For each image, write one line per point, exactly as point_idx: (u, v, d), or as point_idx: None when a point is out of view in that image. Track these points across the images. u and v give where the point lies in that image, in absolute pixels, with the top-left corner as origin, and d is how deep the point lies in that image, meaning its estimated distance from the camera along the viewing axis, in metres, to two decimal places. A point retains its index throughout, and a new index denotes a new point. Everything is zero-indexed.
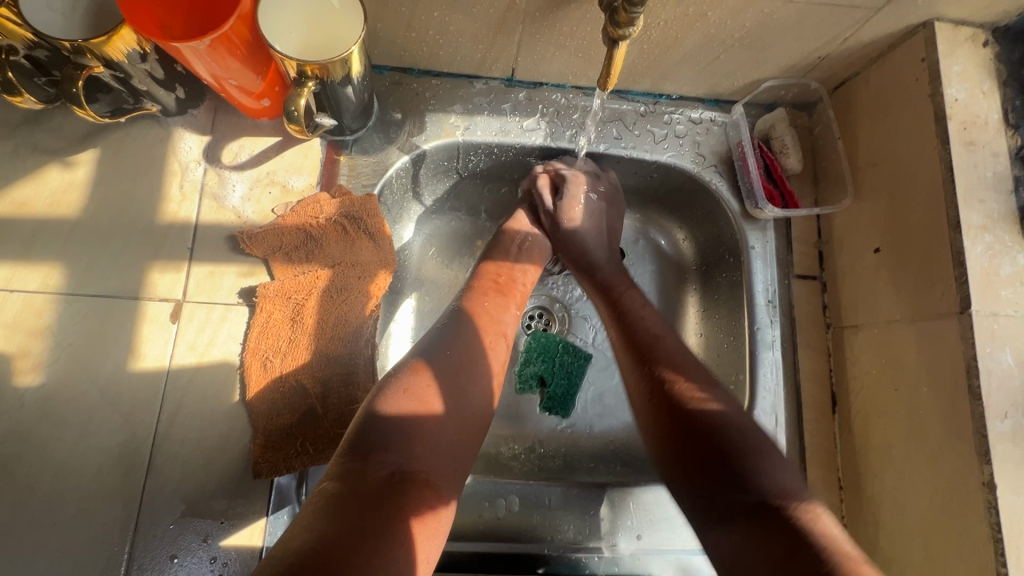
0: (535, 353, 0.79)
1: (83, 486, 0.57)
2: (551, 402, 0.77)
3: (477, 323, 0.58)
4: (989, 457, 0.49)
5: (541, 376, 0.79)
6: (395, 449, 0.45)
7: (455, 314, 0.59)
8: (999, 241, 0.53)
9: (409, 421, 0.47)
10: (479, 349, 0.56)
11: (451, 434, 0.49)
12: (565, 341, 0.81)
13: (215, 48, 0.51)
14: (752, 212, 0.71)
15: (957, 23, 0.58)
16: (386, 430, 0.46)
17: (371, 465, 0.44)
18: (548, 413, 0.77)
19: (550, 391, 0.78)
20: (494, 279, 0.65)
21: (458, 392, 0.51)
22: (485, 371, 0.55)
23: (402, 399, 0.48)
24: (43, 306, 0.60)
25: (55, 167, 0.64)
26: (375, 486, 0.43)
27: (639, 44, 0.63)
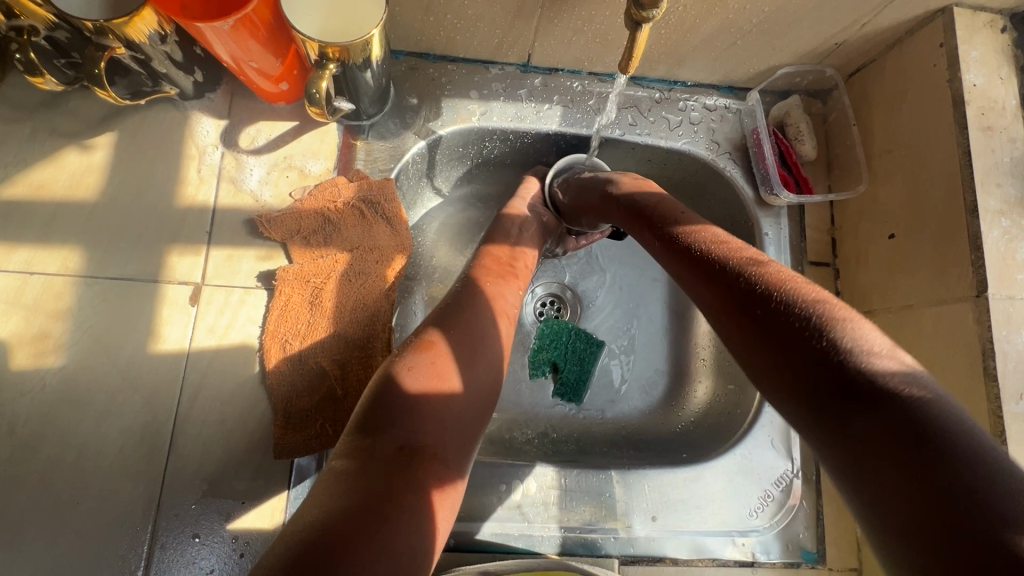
0: (548, 339, 0.80)
1: (106, 466, 0.57)
2: (564, 388, 0.78)
3: (486, 301, 0.57)
4: (1003, 437, 0.50)
5: (554, 362, 0.79)
6: (405, 423, 0.44)
7: (462, 290, 0.58)
8: (1015, 226, 0.54)
9: (419, 397, 0.46)
10: (489, 326, 0.55)
11: (461, 410, 0.48)
12: (577, 327, 0.81)
13: (237, 29, 0.51)
14: (766, 199, 0.71)
15: (975, 9, 0.58)
16: (394, 405, 0.45)
17: (380, 438, 0.43)
18: (560, 399, 0.78)
19: (563, 377, 0.78)
20: (494, 258, 0.64)
21: (469, 368, 0.51)
22: (495, 348, 0.54)
23: (412, 374, 0.48)
24: (63, 289, 0.60)
25: (73, 150, 0.64)
26: (385, 458, 0.42)
27: (658, 29, 0.63)
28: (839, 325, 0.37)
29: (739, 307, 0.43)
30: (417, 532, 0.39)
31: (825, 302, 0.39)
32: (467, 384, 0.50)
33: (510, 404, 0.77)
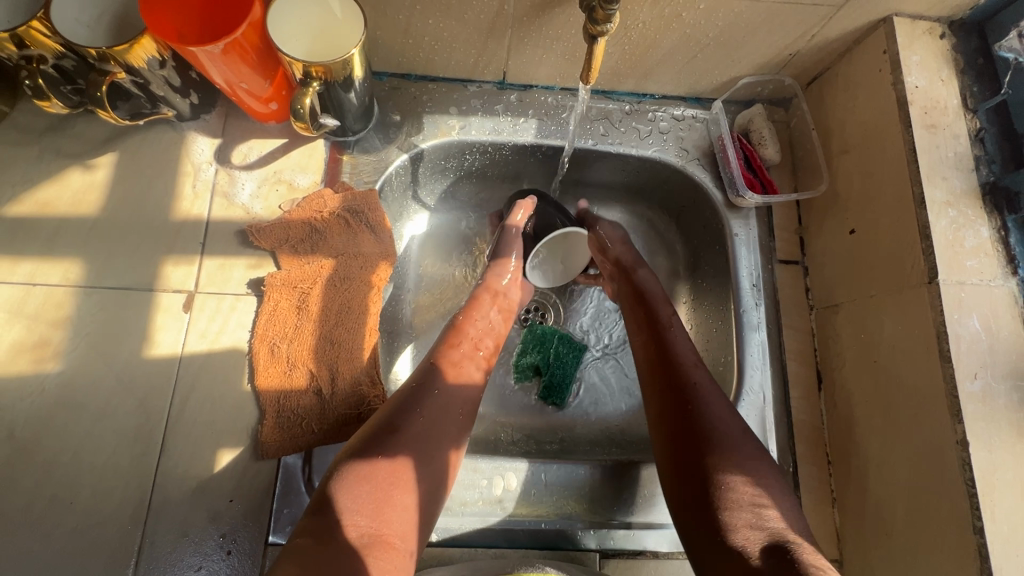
0: (531, 343, 0.82)
1: (99, 467, 0.59)
2: (549, 390, 0.79)
3: (449, 376, 0.62)
4: (960, 417, 0.51)
5: (537, 366, 0.81)
6: (368, 513, 0.49)
7: (432, 368, 0.62)
8: (962, 215, 0.57)
9: (387, 479, 0.51)
10: (453, 403, 0.60)
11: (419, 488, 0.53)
12: (561, 332, 0.83)
13: (228, 53, 0.56)
14: (734, 201, 0.74)
15: (914, 18, 0.62)
16: (358, 493, 0.50)
17: (339, 526, 0.48)
18: (545, 401, 0.79)
19: (547, 379, 0.80)
20: (478, 330, 0.69)
21: (428, 450, 0.55)
22: (455, 430, 0.58)
23: (381, 458, 0.52)
24: (63, 298, 0.64)
25: (76, 169, 0.68)
26: (346, 541, 0.47)
27: (621, 45, 0.67)
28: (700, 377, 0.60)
29: (660, 372, 0.61)
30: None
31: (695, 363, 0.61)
32: (430, 465, 0.54)
33: (494, 406, 0.79)
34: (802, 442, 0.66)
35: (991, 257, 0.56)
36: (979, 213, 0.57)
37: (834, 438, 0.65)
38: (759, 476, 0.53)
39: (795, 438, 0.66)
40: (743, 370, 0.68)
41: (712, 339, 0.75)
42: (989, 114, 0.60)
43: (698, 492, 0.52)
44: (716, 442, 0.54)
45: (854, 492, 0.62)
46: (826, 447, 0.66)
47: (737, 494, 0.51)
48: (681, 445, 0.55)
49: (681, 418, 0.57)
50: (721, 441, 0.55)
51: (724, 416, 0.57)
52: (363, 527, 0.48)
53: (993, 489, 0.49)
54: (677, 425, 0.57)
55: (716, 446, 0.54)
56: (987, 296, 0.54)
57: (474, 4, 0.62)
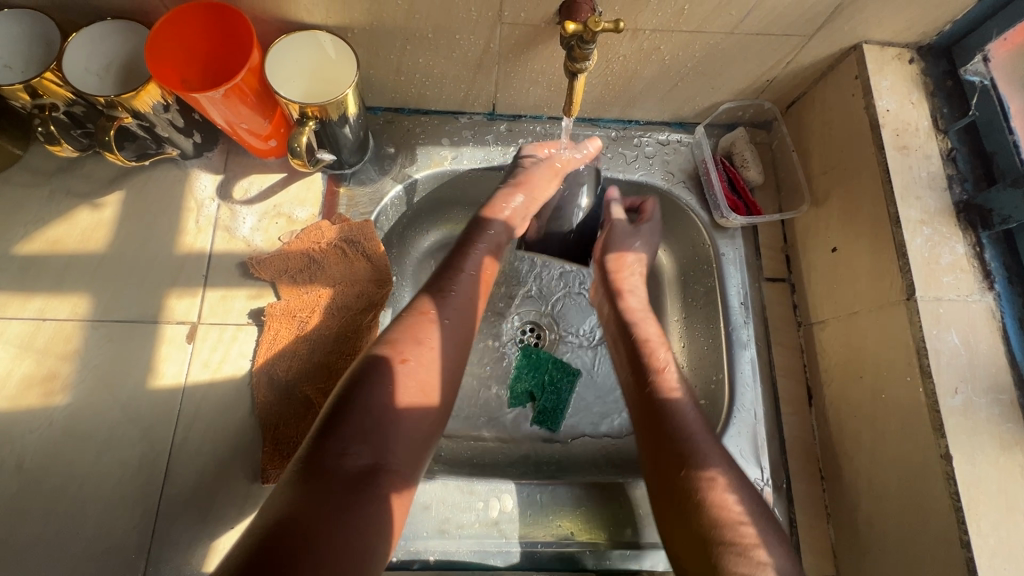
0: (524, 368, 0.84)
1: (105, 497, 0.61)
2: (542, 415, 0.81)
3: (455, 301, 0.60)
4: (943, 431, 0.52)
5: (531, 391, 0.83)
6: (367, 441, 0.48)
7: (436, 284, 0.62)
8: (937, 233, 0.59)
9: (383, 410, 0.50)
10: (455, 327, 0.59)
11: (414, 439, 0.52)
12: (555, 357, 0.84)
13: (228, 97, 0.59)
14: (720, 222, 0.76)
15: (883, 45, 0.65)
16: (361, 422, 0.49)
17: (340, 450, 0.47)
18: (537, 426, 0.81)
19: (540, 404, 0.82)
20: (477, 273, 0.64)
21: (430, 354, 0.56)
22: (452, 349, 0.58)
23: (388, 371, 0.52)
24: (72, 332, 0.66)
25: (85, 208, 0.71)
26: (346, 476, 0.46)
27: (603, 76, 0.70)
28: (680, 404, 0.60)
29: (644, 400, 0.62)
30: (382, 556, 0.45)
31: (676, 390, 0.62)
32: (434, 413, 0.54)
33: (492, 429, 0.80)
34: (795, 459, 0.67)
35: (968, 273, 0.57)
36: (954, 230, 0.59)
37: (826, 454, 0.66)
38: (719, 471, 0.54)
39: (788, 455, 0.67)
40: (734, 388, 0.69)
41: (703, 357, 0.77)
42: (960, 135, 0.62)
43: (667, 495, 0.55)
44: (674, 443, 0.57)
45: (847, 508, 0.62)
46: (819, 463, 0.67)
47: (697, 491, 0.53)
48: (652, 448, 0.58)
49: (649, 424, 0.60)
50: (681, 442, 0.56)
51: (691, 420, 0.59)
52: (362, 457, 0.47)
53: (979, 503, 0.50)
54: (653, 442, 0.58)
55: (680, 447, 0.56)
56: (964, 311, 0.56)
57: (461, 43, 0.65)
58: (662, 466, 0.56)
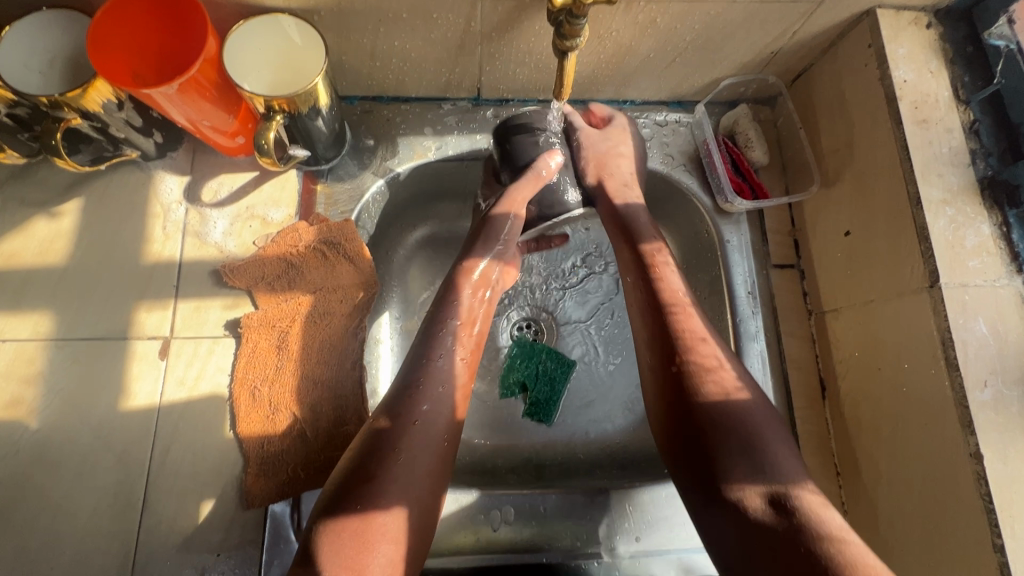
0: (517, 360, 0.80)
1: (79, 528, 0.57)
2: (534, 407, 0.78)
3: (434, 389, 0.57)
4: (973, 428, 0.49)
5: (523, 382, 0.79)
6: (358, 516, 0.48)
7: (411, 373, 0.58)
8: (961, 213, 0.54)
9: (374, 490, 0.49)
10: (437, 422, 0.55)
11: (408, 491, 0.51)
12: (550, 347, 0.81)
13: (185, 91, 0.53)
14: (723, 207, 0.72)
15: (898, 9, 0.60)
16: (350, 501, 0.48)
17: (329, 536, 0.47)
18: (530, 418, 0.78)
19: (533, 396, 0.78)
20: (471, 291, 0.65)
21: (418, 446, 0.53)
22: (441, 433, 0.55)
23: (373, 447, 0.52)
24: (35, 353, 0.62)
25: (41, 218, 0.66)
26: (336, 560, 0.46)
27: (596, 54, 0.65)
28: (717, 395, 0.54)
29: (676, 396, 0.55)
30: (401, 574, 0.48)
31: (715, 380, 0.55)
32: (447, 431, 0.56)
33: (491, 432, 0.77)
34: (809, 455, 0.64)
35: (994, 256, 0.53)
36: (979, 210, 0.54)
37: (842, 449, 0.63)
38: (761, 437, 0.51)
39: (803, 451, 0.64)
40: None
41: None
42: (982, 105, 0.58)
43: (697, 461, 0.52)
44: (711, 414, 0.53)
45: (866, 506, 0.59)
46: (835, 459, 0.64)
47: (741, 470, 0.49)
48: (682, 418, 0.54)
49: (679, 390, 0.55)
50: (719, 411, 0.53)
51: (740, 410, 0.53)
52: (349, 538, 0.47)
53: (1013, 503, 0.47)
54: (691, 452, 0.52)
55: (720, 419, 0.52)
56: (992, 298, 0.52)
57: (439, 22, 0.60)
58: (696, 435, 0.52)
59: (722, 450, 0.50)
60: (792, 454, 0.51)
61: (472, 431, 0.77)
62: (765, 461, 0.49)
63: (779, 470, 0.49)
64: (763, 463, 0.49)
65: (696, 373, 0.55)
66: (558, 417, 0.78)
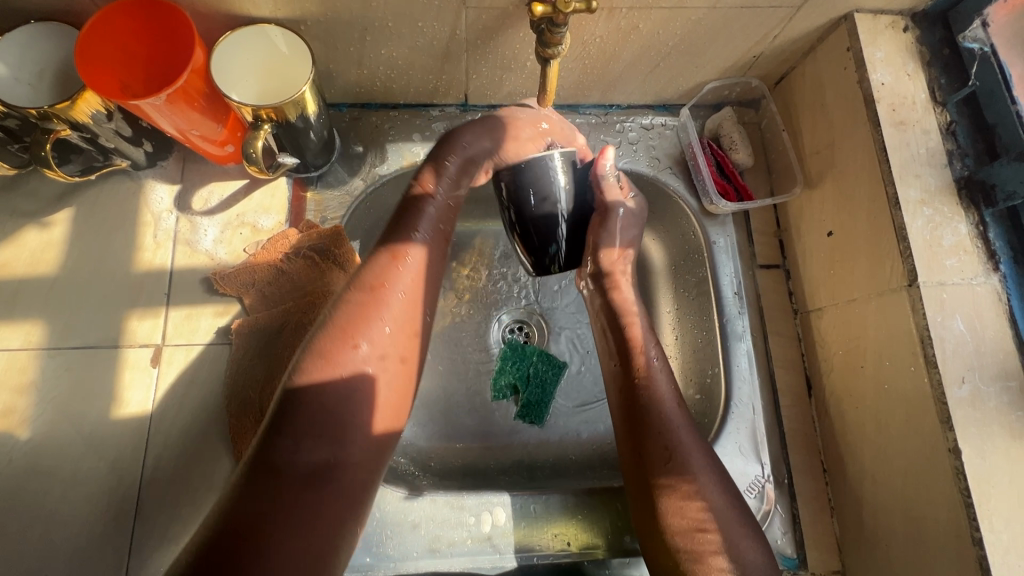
0: (510, 361, 0.80)
1: (72, 536, 0.57)
2: (526, 409, 0.78)
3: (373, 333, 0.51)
4: (951, 424, 0.50)
5: (514, 384, 0.80)
6: (300, 528, 0.43)
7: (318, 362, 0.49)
8: (938, 213, 0.55)
9: (314, 497, 0.45)
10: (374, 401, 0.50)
11: (354, 492, 0.47)
12: (540, 349, 0.82)
13: (173, 102, 0.54)
14: (709, 208, 0.73)
15: (876, 13, 0.61)
16: (289, 517, 0.43)
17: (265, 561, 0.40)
18: (522, 420, 0.78)
19: (524, 398, 0.79)
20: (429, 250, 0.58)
21: (354, 447, 0.48)
22: (379, 430, 0.49)
23: (313, 453, 0.46)
24: (27, 363, 0.62)
25: (33, 228, 0.66)
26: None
27: (580, 60, 0.66)
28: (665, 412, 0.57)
29: (629, 408, 0.59)
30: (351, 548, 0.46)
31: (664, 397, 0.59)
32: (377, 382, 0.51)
33: (484, 435, 0.77)
34: (796, 452, 0.65)
35: (971, 254, 0.54)
36: (956, 209, 0.56)
37: (828, 446, 0.64)
38: (733, 534, 0.51)
39: (790, 449, 0.65)
40: (731, 382, 0.66)
41: (698, 351, 0.74)
42: (959, 107, 0.59)
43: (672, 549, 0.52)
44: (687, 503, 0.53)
45: (851, 503, 0.60)
46: (821, 456, 0.65)
47: (674, 486, 0.54)
48: (629, 428, 0.58)
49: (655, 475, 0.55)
50: (697, 503, 0.52)
51: (680, 426, 0.57)
52: (293, 555, 0.42)
53: (991, 497, 0.48)
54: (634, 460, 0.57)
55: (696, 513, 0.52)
56: (969, 296, 0.53)
57: (425, 31, 0.60)
58: (669, 527, 0.52)
59: (694, 543, 0.51)
60: (759, 549, 0.52)
61: (464, 434, 0.77)
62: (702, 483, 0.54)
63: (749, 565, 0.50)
64: (692, 480, 0.54)
65: (672, 461, 0.55)
66: (549, 419, 0.79)
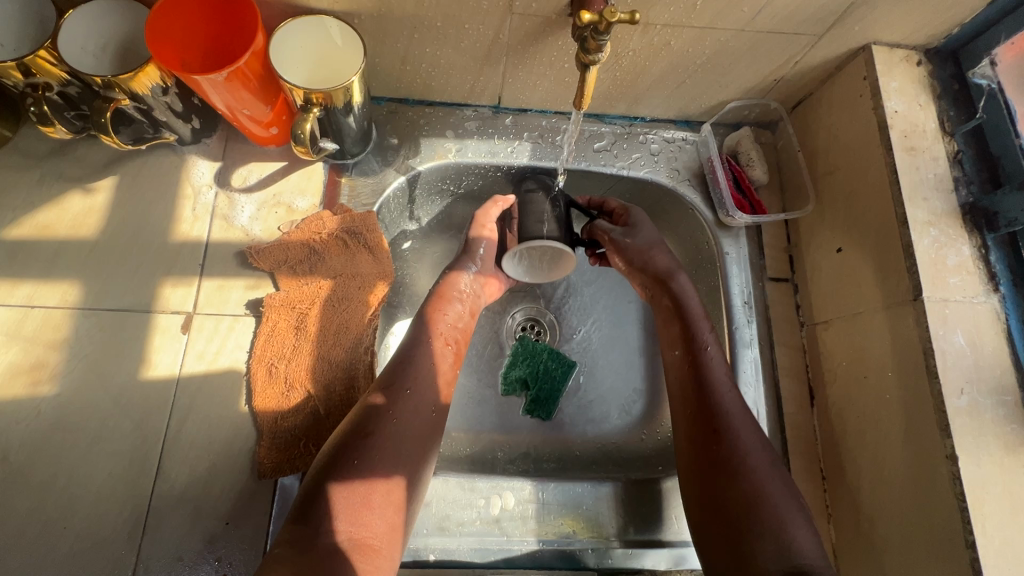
0: (520, 357, 0.83)
1: (94, 490, 0.59)
2: (534, 404, 0.80)
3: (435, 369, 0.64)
4: (949, 431, 0.52)
5: (525, 379, 0.82)
6: (354, 482, 0.52)
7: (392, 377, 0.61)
8: (944, 234, 0.59)
9: (364, 471, 0.53)
10: (425, 421, 0.60)
11: (394, 473, 0.55)
12: (550, 348, 0.84)
13: (230, 80, 0.57)
14: (724, 221, 0.76)
15: (892, 47, 0.65)
16: (346, 479, 0.52)
17: (335, 493, 0.51)
18: (531, 415, 0.80)
19: (533, 394, 0.81)
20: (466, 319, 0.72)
21: (400, 452, 0.56)
22: (428, 444, 0.59)
23: (364, 434, 0.55)
24: (61, 320, 0.64)
25: (77, 193, 0.69)
26: (338, 513, 0.51)
27: (612, 71, 0.70)
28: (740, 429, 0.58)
29: (700, 431, 0.60)
30: (384, 539, 0.52)
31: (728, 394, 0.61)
32: (431, 419, 0.61)
33: (492, 424, 0.80)
34: (796, 458, 0.67)
35: (973, 274, 0.57)
36: (961, 232, 0.59)
37: (827, 453, 0.66)
38: (783, 508, 0.54)
39: (791, 455, 0.67)
40: (737, 386, 0.69)
41: None
42: (966, 138, 0.63)
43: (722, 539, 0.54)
44: (739, 469, 0.56)
45: (850, 509, 0.62)
46: (820, 463, 0.67)
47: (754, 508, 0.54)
48: (700, 437, 0.59)
49: (713, 457, 0.58)
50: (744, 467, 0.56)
51: (755, 454, 0.57)
52: (344, 521, 0.51)
53: (984, 502, 0.50)
54: (700, 468, 0.58)
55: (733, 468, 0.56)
56: (970, 313, 0.56)
57: (470, 33, 0.64)
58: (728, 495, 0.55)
59: (757, 507, 0.54)
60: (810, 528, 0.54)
61: (472, 424, 0.79)
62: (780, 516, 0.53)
63: (804, 553, 0.51)
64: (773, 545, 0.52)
65: (749, 476, 0.55)
66: (557, 415, 0.81)
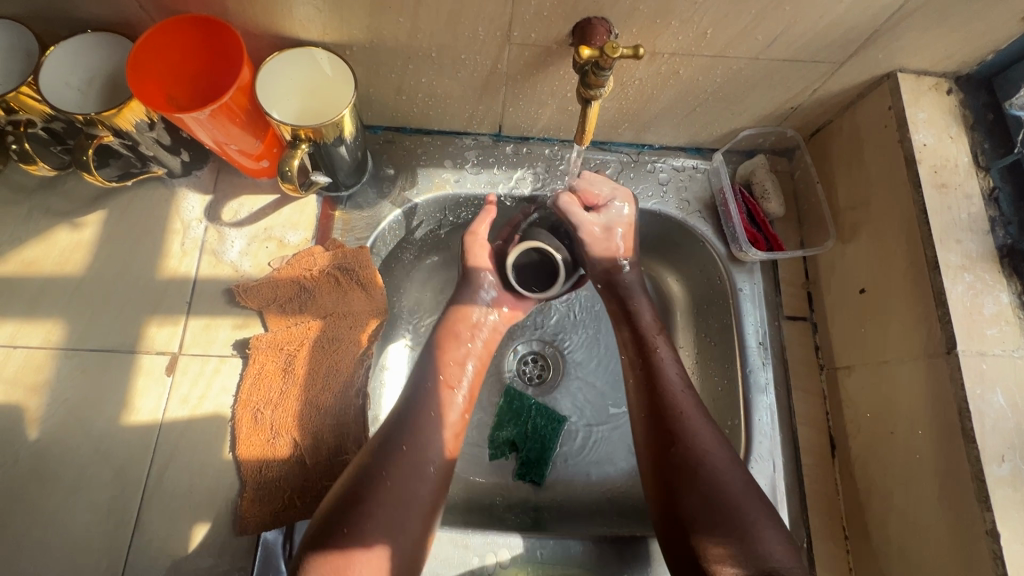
0: (506, 417, 0.78)
1: (70, 544, 0.56)
2: (525, 468, 0.75)
3: (441, 406, 0.61)
4: (989, 503, 0.48)
5: (513, 440, 0.76)
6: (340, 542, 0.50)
7: (400, 425, 0.58)
8: (979, 280, 0.54)
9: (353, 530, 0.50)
10: (430, 475, 0.56)
11: (384, 535, 0.51)
12: (538, 402, 0.79)
13: (215, 116, 0.54)
14: (737, 255, 0.71)
15: (919, 74, 0.61)
16: (333, 539, 0.50)
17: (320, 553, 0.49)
18: (521, 480, 0.75)
19: (523, 456, 0.76)
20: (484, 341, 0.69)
21: (395, 514, 0.53)
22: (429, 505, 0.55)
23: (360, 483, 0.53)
24: (43, 362, 0.62)
25: (64, 228, 0.67)
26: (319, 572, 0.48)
27: (617, 100, 0.66)
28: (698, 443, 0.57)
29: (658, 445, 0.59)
30: None
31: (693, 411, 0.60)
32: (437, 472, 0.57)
33: (491, 468, 0.76)
34: (817, 517, 0.62)
35: (1014, 325, 0.52)
36: (998, 278, 0.54)
37: (850, 512, 0.61)
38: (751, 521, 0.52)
39: (812, 514, 0.62)
40: (751, 436, 0.64)
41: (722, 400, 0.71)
42: (1002, 173, 0.58)
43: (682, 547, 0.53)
44: (700, 480, 0.55)
45: None
46: (843, 522, 0.61)
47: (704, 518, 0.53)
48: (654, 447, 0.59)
49: (664, 463, 0.57)
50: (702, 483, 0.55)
51: (715, 458, 0.56)
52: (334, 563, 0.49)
53: None
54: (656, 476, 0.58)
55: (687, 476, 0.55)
56: (1012, 369, 0.51)
57: (467, 63, 0.61)
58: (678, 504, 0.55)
59: (716, 519, 0.53)
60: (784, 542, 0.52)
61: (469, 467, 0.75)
62: (744, 526, 0.52)
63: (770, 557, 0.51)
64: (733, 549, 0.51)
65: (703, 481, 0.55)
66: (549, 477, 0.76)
